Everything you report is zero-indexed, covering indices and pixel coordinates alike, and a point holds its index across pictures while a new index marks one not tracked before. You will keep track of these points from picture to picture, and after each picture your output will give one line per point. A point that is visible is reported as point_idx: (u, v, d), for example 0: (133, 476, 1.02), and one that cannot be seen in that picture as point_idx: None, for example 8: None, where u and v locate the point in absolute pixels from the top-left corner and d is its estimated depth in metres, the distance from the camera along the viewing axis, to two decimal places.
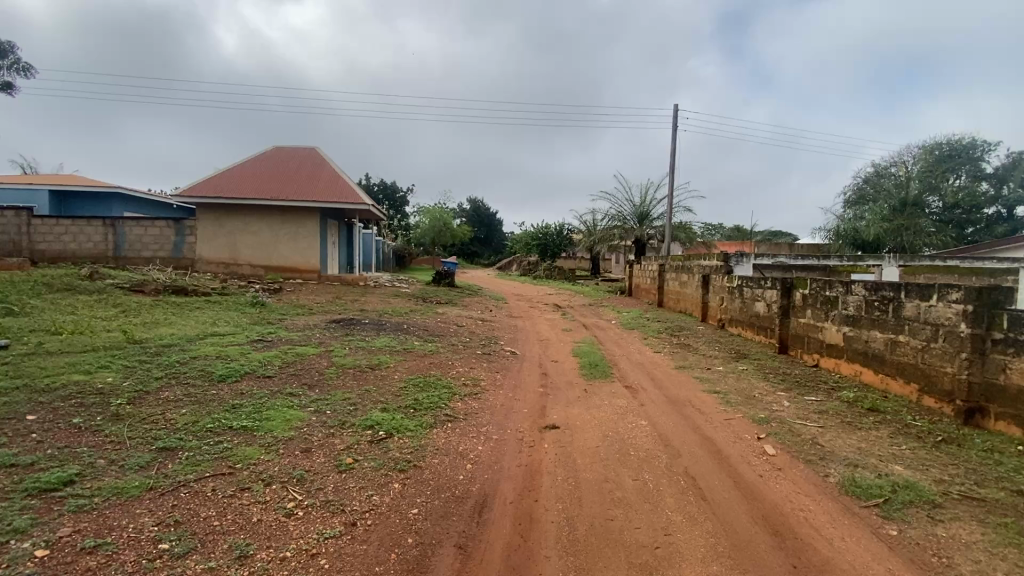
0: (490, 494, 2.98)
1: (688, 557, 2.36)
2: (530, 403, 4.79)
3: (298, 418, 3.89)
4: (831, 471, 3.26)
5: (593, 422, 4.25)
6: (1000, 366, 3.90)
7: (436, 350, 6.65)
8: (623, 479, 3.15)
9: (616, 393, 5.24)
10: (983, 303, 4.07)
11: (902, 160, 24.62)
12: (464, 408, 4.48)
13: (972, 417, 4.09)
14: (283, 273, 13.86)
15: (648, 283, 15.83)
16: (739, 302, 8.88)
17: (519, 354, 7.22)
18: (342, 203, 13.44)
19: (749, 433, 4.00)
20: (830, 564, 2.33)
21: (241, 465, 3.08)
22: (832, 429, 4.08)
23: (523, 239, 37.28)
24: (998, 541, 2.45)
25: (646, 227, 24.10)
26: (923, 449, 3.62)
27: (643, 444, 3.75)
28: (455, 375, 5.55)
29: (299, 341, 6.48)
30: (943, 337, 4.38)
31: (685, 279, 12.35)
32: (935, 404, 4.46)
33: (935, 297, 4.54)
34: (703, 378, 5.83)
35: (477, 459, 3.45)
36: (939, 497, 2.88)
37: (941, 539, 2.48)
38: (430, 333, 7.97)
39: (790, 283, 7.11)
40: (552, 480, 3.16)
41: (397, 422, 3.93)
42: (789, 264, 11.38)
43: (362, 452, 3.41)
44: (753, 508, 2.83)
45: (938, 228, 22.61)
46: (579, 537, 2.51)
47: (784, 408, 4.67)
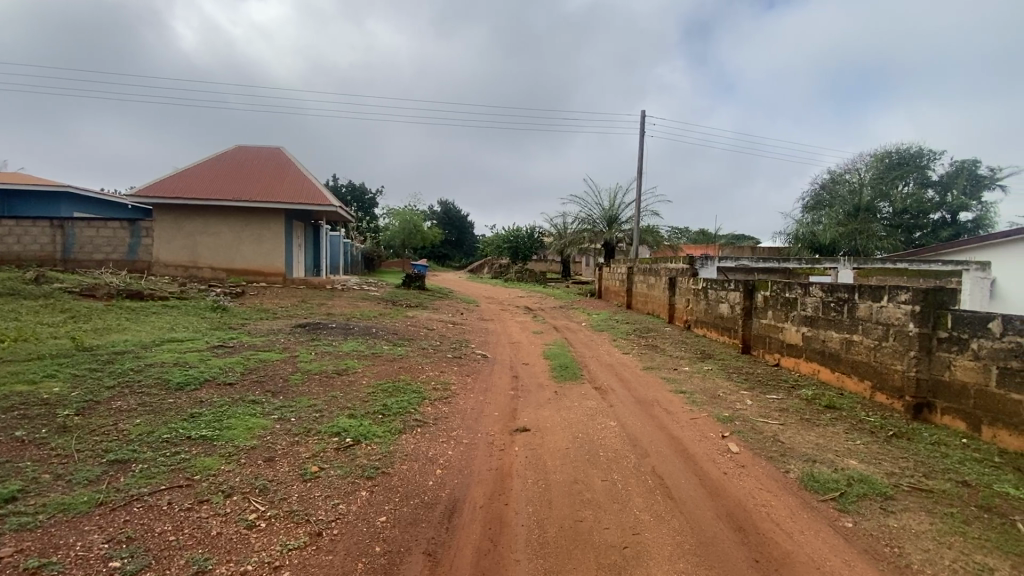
0: (461, 499, 2.95)
1: (656, 555, 2.40)
2: (501, 406, 4.79)
3: (261, 426, 3.77)
4: (792, 467, 3.37)
5: (563, 424, 4.28)
6: (946, 363, 4.12)
7: (406, 354, 6.56)
8: (592, 480, 3.18)
9: (586, 394, 5.30)
10: (929, 304, 4.29)
11: (856, 167, 25.83)
12: (434, 412, 4.44)
13: (921, 412, 4.31)
14: (246, 276, 13.41)
15: (617, 285, 16.08)
16: (704, 304, 9.13)
17: (490, 357, 7.20)
18: (307, 204, 13.13)
19: (714, 431, 4.10)
20: (790, 557, 2.41)
21: (200, 476, 2.97)
22: (792, 426, 4.22)
23: (494, 240, 37.37)
24: (945, 529, 2.58)
25: (616, 230, 24.37)
26: (876, 444, 3.79)
27: (612, 445, 3.79)
28: (425, 379, 5.50)
29: (262, 346, 6.30)
30: (894, 336, 4.61)
31: (653, 281, 12.60)
32: (887, 400, 4.68)
33: (886, 298, 4.76)
34: (670, 378, 5.97)
35: (448, 463, 3.42)
36: (890, 489, 3.01)
37: (893, 530, 2.60)
38: (400, 336, 7.89)
39: (752, 284, 7.34)
40: (522, 483, 3.16)
41: (365, 427, 3.87)
42: (751, 267, 11.75)
43: (328, 459, 3.33)
44: (717, 505, 2.90)
45: (888, 232, 23.82)
46: (548, 540, 2.52)
47: (747, 406, 4.81)
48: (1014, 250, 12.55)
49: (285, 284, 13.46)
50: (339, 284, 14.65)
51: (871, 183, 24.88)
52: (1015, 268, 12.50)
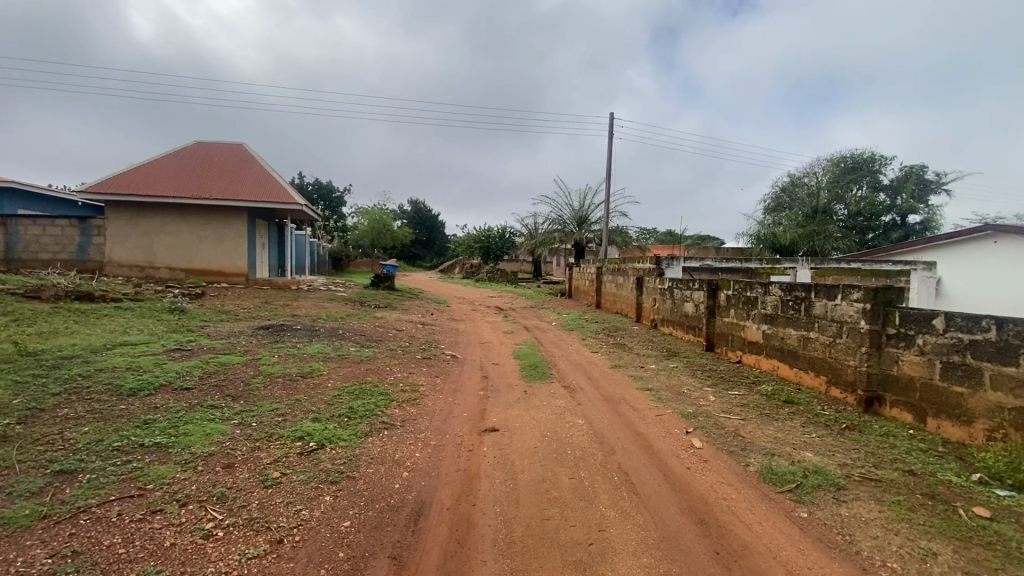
0: (428, 501, 2.93)
1: (620, 551, 2.43)
2: (469, 407, 4.77)
3: (220, 432, 3.64)
4: (751, 461, 3.47)
5: (532, 423, 4.29)
6: (894, 358, 4.33)
7: (374, 356, 6.46)
8: (560, 478, 3.20)
9: (555, 393, 5.33)
10: (879, 301, 4.50)
11: (814, 171, 26.89)
12: (401, 414, 4.39)
13: (871, 405, 4.52)
14: (206, 276, 12.92)
15: (586, 284, 16.24)
16: (670, 303, 9.32)
17: (459, 357, 7.16)
18: (271, 202, 12.76)
19: (678, 428, 4.20)
20: (748, 548, 2.48)
21: (154, 485, 2.84)
22: (752, 421, 4.36)
23: (465, 240, 37.20)
24: (893, 517, 2.71)
25: (586, 230, 24.68)
26: (830, 436, 3.95)
27: (580, 442, 3.84)
28: (393, 381, 5.42)
29: (222, 349, 6.10)
30: (847, 333, 4.81)
31: (621, 281, 12.79)
32: (841, 394, 4.88)
33: (839, 297, 4.96)
34: (637, 376, 6.08)
35: (415, 465, 3.38)
36: (843, 479, 3.15)
37: (845, 518, 2.72)
38: (368, 337, 7.76)
39: (715, 284, 7.54)
40: (490, 483, 3.15)
41: (330, 431, 3.78)
42: (715, 267, 12.06)
43: (291, 464, 3.24)
44: (680, 499, 2.97)
45: (844, 233, 24.91)
46: (515, 539, 2.52)
47: (709, 402, 4.94)
48: (957, 251, 13.29)
49: (248, 284, 13.05)
50: (305, 285, 14.31)
51: (828, 186, 25.97)
52: (958, 270, 13.28)
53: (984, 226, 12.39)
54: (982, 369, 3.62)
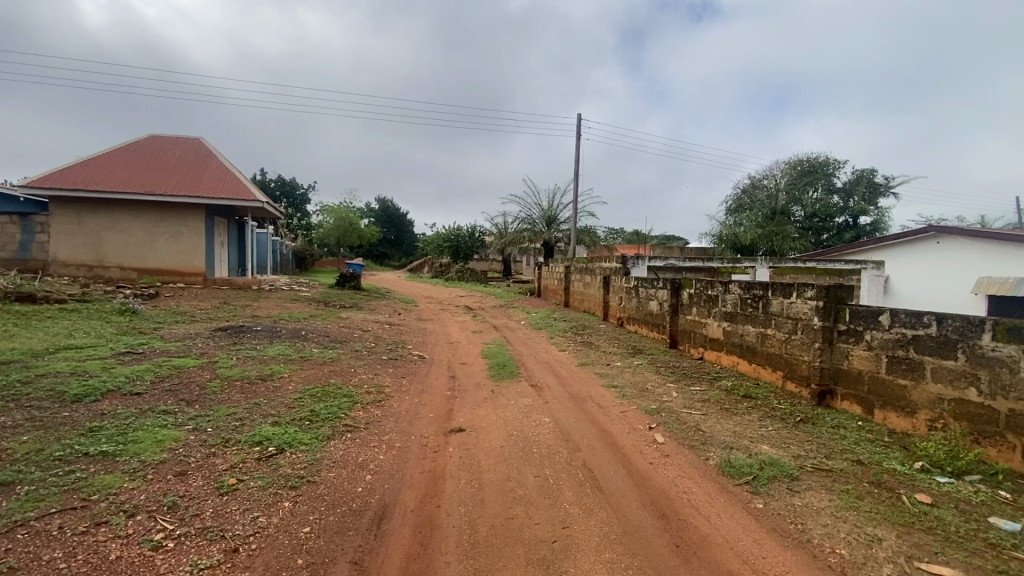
0: (391, 504, 2.88)
1: (584, 547, 2.45)
2: (436, 407, 4.73)
3: (173, 438, 3.49)
4: (711, 454, 3.57)
5: (498, 422, 4.29)
6: (845, 353, 4.54)
7: (338, 357, 6.32)
8: (525, 477, 3.21)
9: (522, 392, 5.34)
10: (831, 299, 4.70)
11: (773, 174, 27.84)
12: (366, 416, 4.31)
13: (824, 398, 4.72)
14: (160, 276, 12.35)
15: (555, 284, 16.36)
16: (635, 302, 9.48)
17: (427, 357, 7.10)
18: (229, 199, 12.30)
19: (642, 423, 4.28)
20: (707, 540, 2.54)
21: (99, 495, 2.70)
22: (712, 415, 4.48)
23: (435, 239, 36.92)
24: (842, 505, 2.83)
25: (554, 230, 24.84)
26: (786, 429, 4.10)
27: (546, 441, 3.86)
28: (357, 382, 5.32)
29: (176, 352, 5.84)
30: (802, 329, 5.00)
31: (589, 280, 12.93)
32: (796, 388, 5.08)
33: (794, 295, 5.15)
34: (603, 374, 6.17)
35: (379, 468, 3.33)
36: (797, 470, 3.27)
37: (798, 508, 2.82)
38: (332, 338, 7.59)
39: (679, 283, 7.72)
40: (456, 484, 3.13)
41: (290, 435, 3.68)
42: (679, 266, 12.35)
43: (248, 470, 3.14)
44: (643, 494, 3.02)
45: (801, 234, 25.95)
46: (479, 540, 2.51)
47: (672, 398, 5.06)
48: (904, 252, 14.03)
49: (205, 284, 12.55)
50: (267, 285, 13.88)
51: (786, 189, 26.95)
52: (904, 269, 14.02)
53: (927, 227, 13.15)
54: (924, 362, 3.82)
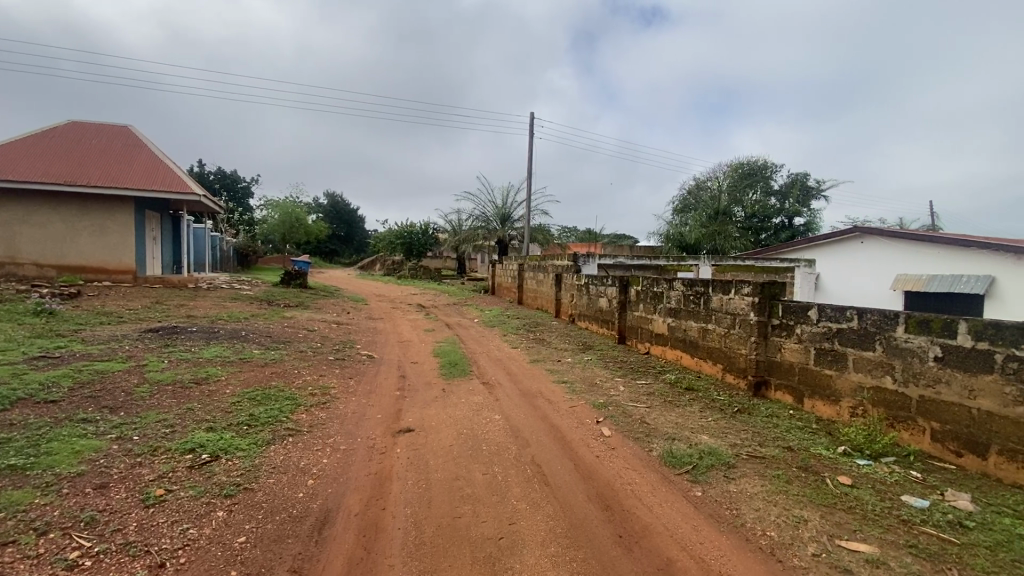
0: (334, 508, 2.80)
1: (530, 542, 2.47)
2: (384, 408, 4.64)
3: (93, 448, 3.24)
4: (654, 446, 3.69)
5: (448, 421, 4.25)
6: (778, 346, 4.81)
7: (281, 358, 6.08)
8: (473, 475, 3.20)
9: (473, 390, 5.34)
10: (765, 295, 4.96)
11: (716, 175, 29.08)
12: (310, 419, 4.16)
13: (759, 389, 4.99)
14: (82, 274, 11.42)
15: (508, 281, 16.42)
16: (586, 299, 9.66)
17: (376, 357, 6.94)
18: (161, 192, 11.54)
19: (590, 418, 4.37)
20: (649, 529, 2.63)
21: (4, 514, 2.46)
22: (656, 408, 4.64)
23: (387, 236, 36.17)
24: (773, 489, 3.00)
25: (508, 228, 24.89)
26: (724, 419, 4.30)
27: (495, 438, 3.86)
28: (301, 384, 5.13)
29: (100, 356, 5.42)
30: (740, 324, 5.25)
31: (542, 277, 13.04)
32: (734, 380, 5.33)
33: (732, 291, 5.40)
34: (554, 370, 6.25)
35: (322, 472, 3.22)
36: (733, 458, 3.43)
37: (733, 494, 2.96)
38: (275, 339, 7.27)
39: (627, 280, 7.93)
40: (403, 485, 3.08)
41: (226, 441, 3.50)
42: (628, 264, 12.68)
43: (178, 480, 2.96)
44: (588, 487, 3.08)
45: (741, 234, 27.30)
46: (425, 540, 2.48)
47: (619, 392, 5.19)
48: (832, 251, 15.04)
49: (135, 282, 11.72)
50: (205, 283, 13.14)
51: (728, 190, 28.25)
52: (832, 267, 15.02)
53: (853, 227, 14.17)
54: (847, 354, 4.10)
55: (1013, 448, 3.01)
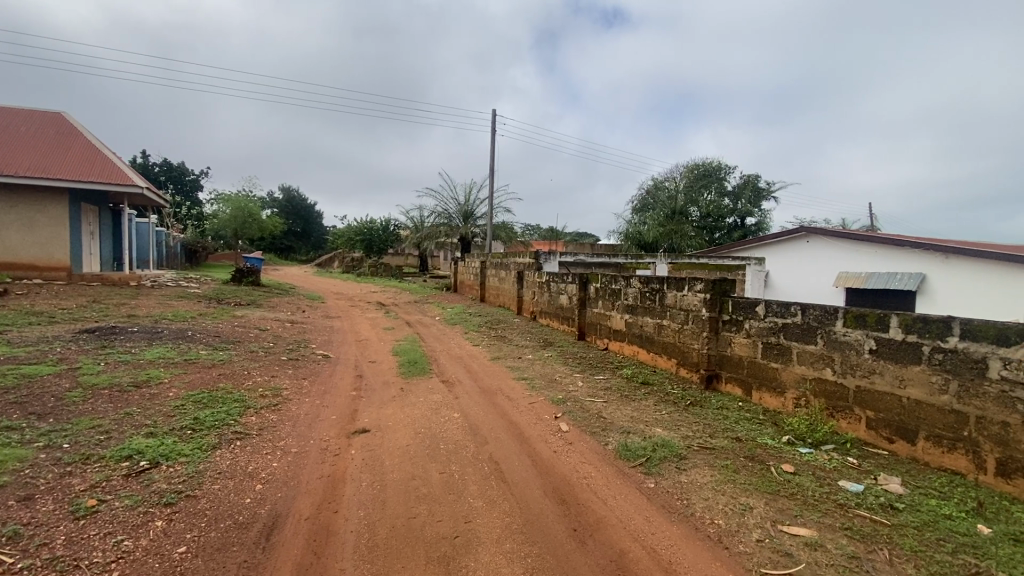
0: (283, 513, 2.70)
1: (485, 540, 2.46)
2: (340, 408, 4.53)
3: (17, 458, 3.00)
4: (610, 439, 3.76)
5: (405, 421, 4.19)
6: (728, 341, 4.99)
7: (230, 359, 5.83)
8: (430, 474, 3.16)
9: (432, 388, 5.29)
10: (716, 292, 5.13)
11: (673, 175, 29.90)
12: (259, 421, 4.01)
13: (711, 382, 5.16)
14: (9, 271, 10.58)
15: (470, 279, 16.36)
16: (547, 296, 9.74)
17: (333, 356, 6.77)
18: (99, 183, 10.84)
19: (549, 414, 4.40)
20: (603, 521, 2.67)
21: None
22: (613, 402, 4.73)
23: (345, 232, 35.32)
24: (722, 479, 3.11)
25: (471, 225, 24.74)
26: (677, 412, 4.43)
27: (453, 436, 3.83)
28: (251, 385, 4.93)
29: (27, 359, 5.03)
30: (693, 319, 5.42)
31: (504, 275, 13.06)
32: (687, 374, 5.50)
33: (685, 288, 5.56)
34: (514, 366, 6.27)
35: (271, 476, 3.11)
36: (685, 450, 3.53)
37: (684, 484, 3.05)
38: (225, 339, 6.96)
39: (586, 277, 8.05)
40: (357, 487, 3.01)
41: (167, 447, 3.31)
42: (588, 262, 12.88)
43: (113, 489, 2.78)
44: (545, 482, 3.11)
45: (697, 233, 28.20)
46: (378, 542, 2.43)
47: (578, 387, 5.26)
48: (780, 249, 15.75)
49: (70, 280, 10.97)
50: (148, 281, 12.44)
51: (684, 190, 29.11)
52: (780, 265, 15.73)
53: (800, 227, 14.88)
54: (791, 347, 4.30)
55: (939, 434, 3.23)
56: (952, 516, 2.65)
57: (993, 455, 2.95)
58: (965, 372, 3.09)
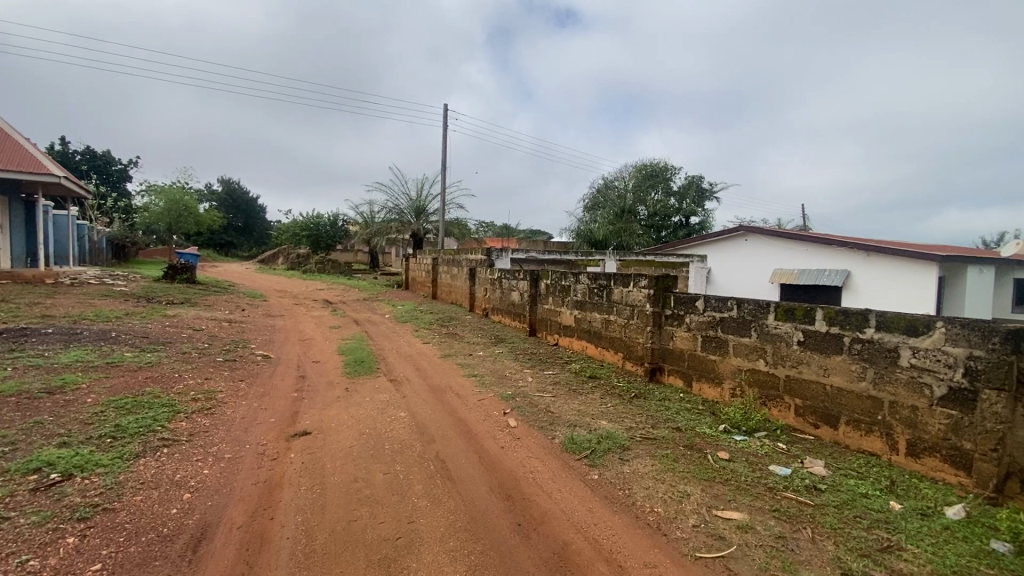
0: (213, 522, 2.56)
1: (428, 540, 2.42)
2: (280, 410, 4.34)
3: None
4: (557, 433, 3.81)
5: (349, 422, 4.07)
6: (670, 334, 5.16)
7: (160, 361, 5.46)
8: (373, 476, 3.08)
9: (379, 387, 5.17)
10: (659, 288, 5.32)
11: (623, 175, 30.69)
12: (189, 427, 3.78)
13: (655, 374, 5.33)
14: None
15: (422, 276, 16.14)
16: (499, 293, 9.76)
17: (274, 356, 6.49)
18: (8, 172, 9.87)
19: (498, 410, 4.41)
20: (547, 515, 2.70)
21: None
22: (561, 396, 4.79)
23: (291, 227, 33.98)
24: (662, 468, 3.21)
25: (423, 221, 24.40)
26: (622, 404, 4.55)
27: (399, 436, 3.76)
28: (182, 389, 4.64)
29: None
30: (637, 315, 5.57)
31: (456, 271, 12.97)
32: (632, 367, 5.66)
33: (631, 284, 5.71)
34: (464, 363, 6.24)
35: (201, 484, 2.93)
36: (628, 441, 3.63)
37: (627, 475, 3.13)
38: (154, 340, 6.52)
39: (537, 274, 8.11)
40: (295, 491, 2.89)
41: (83, 457, 3.06)
42: (540, 258, 13.02)
43: (17, 506, 2.53)
44: (492, 478, 3.11)
45: (644, 231, 29.09)
46: (316, 548, 2.34)
47: (527, 383, 5.30)
48: (721, 247, 16.49)
49: None
50: (67, 278, 11.46)
51: (633, 189, 29.95)
52: (721, 262, 16.46)
53: (739, 227, 15.58)
54: (728, 340, 4.50)
55: (858, 418, 3.47)
56: (868, 494, 2.86)
57: (904, 436, 3.20)
58: (880, 361, 3.33)
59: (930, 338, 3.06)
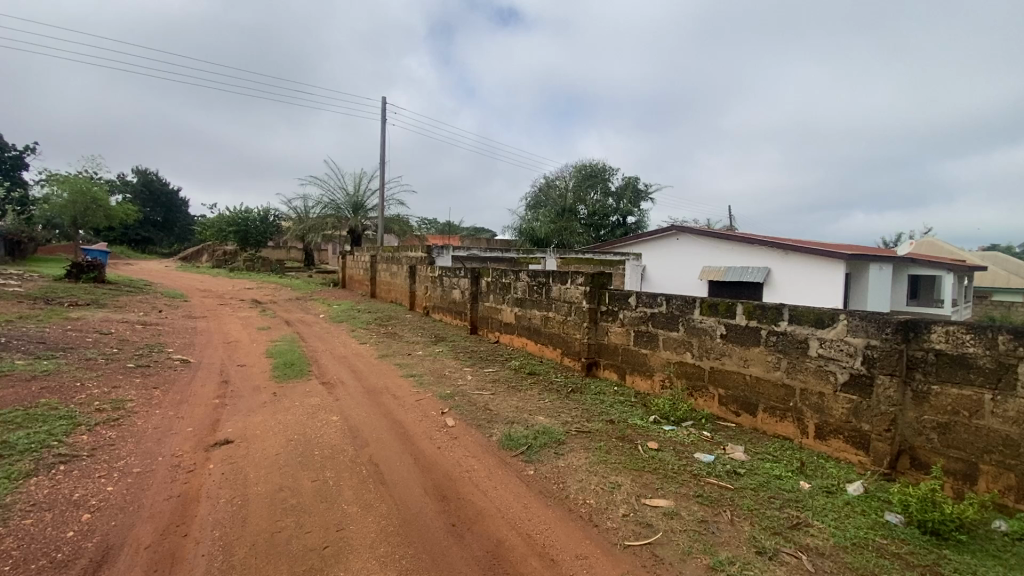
0: (118, 543, 2.35)
1: (357, 547, 2.35)
2: (199, 419, 4.05)
3: None
4: (494, 431, 3.81)
5: (277, 428, 3.87)
6: (605, 330, 5.31)
7: (58, 369, 4.93)
8: (301, 484, 2.95)
9: (311, 391, 4.95)
10: (595, 284, 5.45)
11: (564, 175, 31.20)
12: (92, 441, 3.44)
13: (591, 369, 5.46)
14: None
15: (360, 274, 15.65)
16: (439, 291, 9.64)
17: (194, 361, 6.05)
18: None
19: (435, 410, 4.35)
20: (481, 513, 2.69)
21: None
22: (499, 394, 4.80)
23: (216, 222, 31.86)
24: (595, 460, 3.30)
25: (362, 217, 23.65)
26: (559, 399, 4.63)
27: (330, 441, 3.61)
28: (84, 399, 4.21)
29: None
30: (575, 311, 5.69)
31: (395, 269, 12.67)
32: (570, 362, 5.78)
33: (568, 281, 5.82)
34: (402, 363, 6.10)
35: (105, 503, 2.68)
36: (563, 435, 3.69)
37: (561, 469, 3.19)
38: (52, 345, 5.88)
39: (478, 271, 8.09)
40: (213, 505, 2.71)
41: None
42: (481, 256, 13.02)
43: None
44: (426, 479, 3.06)
45: (584, 230, 29.77)
46: (234, 563, 2.21)
47: (466, 381, 5.27)
48: (655, 245, 17.18)
49: None
50: None
51: (573, 189, 30.54)
52: (656, 260, 17.16)
53: (672, 226, 16.29)
54: (658, 334, 4.69)
55: (773, 405, 3.73)
56: (781, 476, 3.08)
57: (812, 421, 3.47)
58: (792, 351, 3.60)
59: (834, 329, 3.32)
